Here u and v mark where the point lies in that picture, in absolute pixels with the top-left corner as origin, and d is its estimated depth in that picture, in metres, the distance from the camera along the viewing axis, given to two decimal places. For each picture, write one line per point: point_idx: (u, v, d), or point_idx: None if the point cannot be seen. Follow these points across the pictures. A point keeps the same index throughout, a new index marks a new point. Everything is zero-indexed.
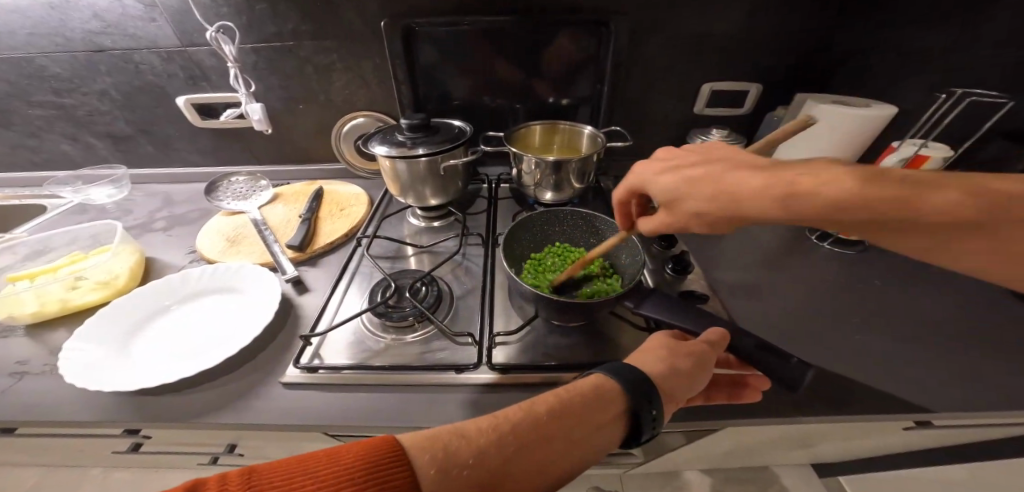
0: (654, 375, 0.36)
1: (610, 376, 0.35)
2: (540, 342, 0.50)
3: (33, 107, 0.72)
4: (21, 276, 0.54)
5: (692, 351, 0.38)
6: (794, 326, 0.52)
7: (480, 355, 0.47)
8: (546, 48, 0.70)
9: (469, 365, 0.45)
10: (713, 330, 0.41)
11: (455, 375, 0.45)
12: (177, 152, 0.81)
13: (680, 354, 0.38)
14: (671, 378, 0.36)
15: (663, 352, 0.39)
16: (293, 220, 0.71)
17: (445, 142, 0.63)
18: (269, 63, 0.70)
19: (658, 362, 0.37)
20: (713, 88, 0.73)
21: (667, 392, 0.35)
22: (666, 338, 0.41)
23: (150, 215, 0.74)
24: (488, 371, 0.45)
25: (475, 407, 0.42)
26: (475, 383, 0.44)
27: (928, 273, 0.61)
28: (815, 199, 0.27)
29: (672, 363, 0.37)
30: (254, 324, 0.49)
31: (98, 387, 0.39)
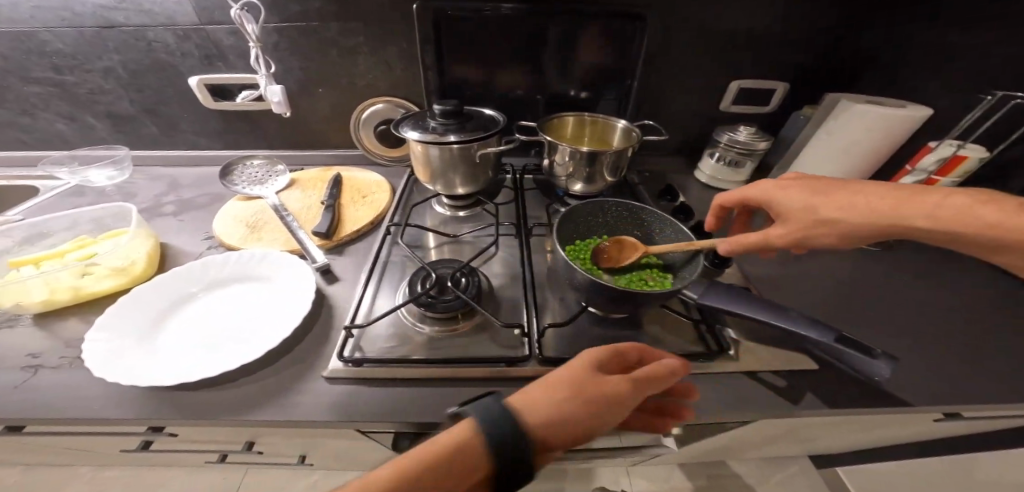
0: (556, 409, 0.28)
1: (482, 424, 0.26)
2: (586, 335, 0.49)
3: (26, 83, 0.66)
4: (24, 261, 0.50)
5: (608, 386, 0.30)
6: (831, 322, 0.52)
7: (529, 347, 0.46)
8: (578, 41, 0.69)
9: (519, 358, 0.44)
10: (659, 366, 0.33)
11: (505, 368, 0.44)
12: (184, 135, 0.76)
13: (597, 383, 0.30)
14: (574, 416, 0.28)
15: (577, 384, 0.30)
16: (314, 207, 0.68)
17: (478, 132, 0.61)
18: (292, 44, 0.68)
19: (555, 400, 0.29)
20: (741, 86, 0.73)
21: (574, 433, 0.28)
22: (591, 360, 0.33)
23: (155, 199, 0.69)
24: (536, 363, 0.44)
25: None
26: (527, 375, 0.43)
27: (941, 271, 0.64)
28: (887, 224, 0.33)
29: (580, 400, 0.29)
30: (290, 313, 0.46)
31: (131, 382, 0.36)
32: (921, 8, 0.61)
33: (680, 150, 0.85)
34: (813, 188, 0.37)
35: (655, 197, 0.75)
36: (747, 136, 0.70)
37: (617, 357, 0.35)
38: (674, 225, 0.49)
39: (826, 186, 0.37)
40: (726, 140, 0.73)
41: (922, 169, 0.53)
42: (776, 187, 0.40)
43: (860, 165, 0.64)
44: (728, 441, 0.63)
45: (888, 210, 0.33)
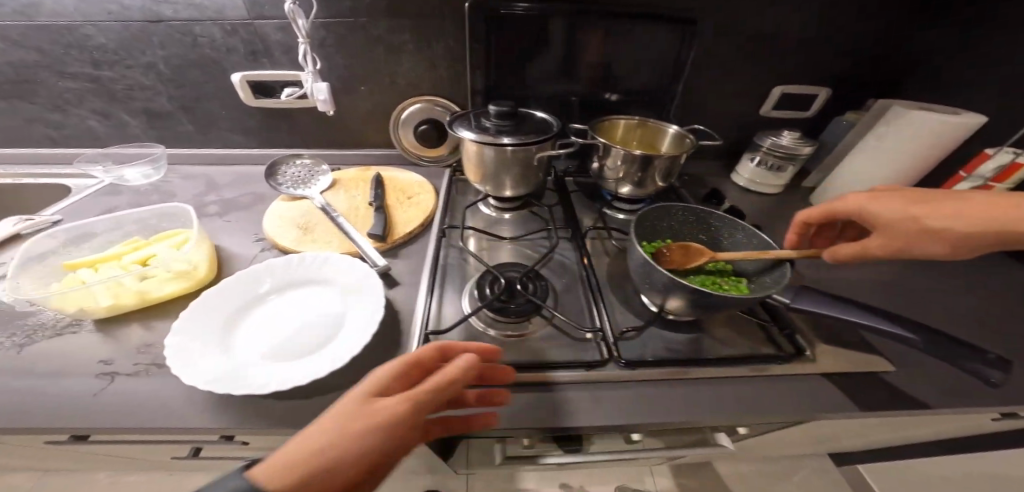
0: (322, 450, 0.20)
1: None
2: (658, 340, 0.49)
3: (61, 79, 0.63)
4: (80, 264, 0.48)
5: (401, 404, 0.24)
6: None
7: (604, 351, 0.46)
8: (630, 42, 0.68)
9: (598, 363, 0.44)
10: (445, 370, 0.27)
11: (587, 373, 0.43)
12: (219, 132, 0.74)
13: (345, 414, 0.22)
14: (362, 450, 0.21)
15: (359, 410, 0.23)
16: (361, 209, 0.67)
17: (533, 135, 0.60)
18: (339, 41, 0.66)
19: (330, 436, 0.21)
20: (784, 90, 0.73)
21: (366, 469, 0.21)
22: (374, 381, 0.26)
23: (195, 200, 0.67)
24: (616, 367, 0.44)
25: (615, 404, 0.41)
26: (610, 380, 0.43)
27: (975, 277, 0.66)
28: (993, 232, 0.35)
29: (375, 426, 0.22)
30: (365, 316, 0.46)
31: (227, 391, 0.35)
32: (975, 16, 0.61)
33: (717, 153, 0.86)
34: (908, 199, 0.38)
35: (698, 200, 0.76)
36: (792, 140, 0.71)
37: (407, 368, 0.28)
38: (745, 229, 0.49)
39: (930, 196, 0.38)
40: (768, 144, 0.75)
41: (977, 176, 0.56)
42: (875, 200, 0.40)
43: (905, 171, 0.65)
44: (773, 441, 0.65)
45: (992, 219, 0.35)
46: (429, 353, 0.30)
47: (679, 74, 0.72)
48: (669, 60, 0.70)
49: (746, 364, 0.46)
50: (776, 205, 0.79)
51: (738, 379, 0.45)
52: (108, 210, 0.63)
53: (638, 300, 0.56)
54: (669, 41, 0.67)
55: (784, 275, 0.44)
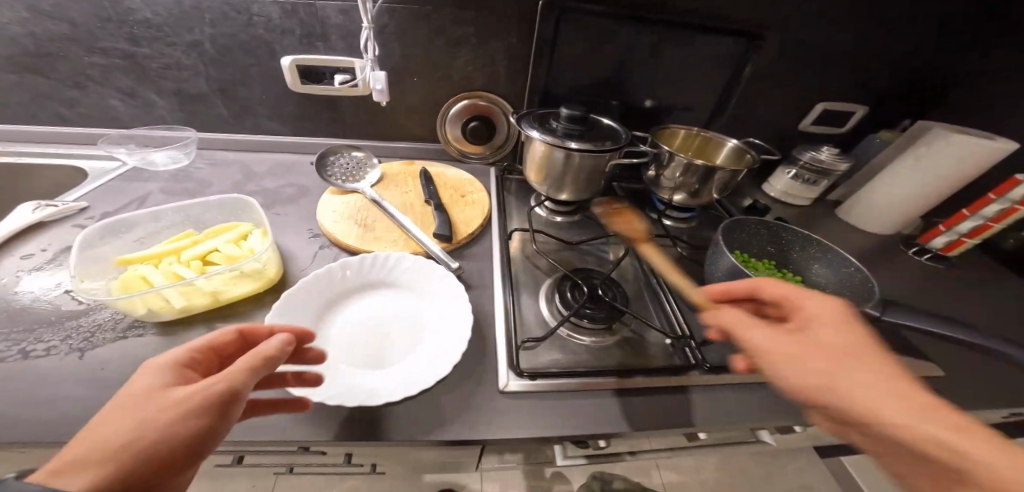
0: (122, 449, 0.22)
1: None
2: (730, 345, 0.53)
3: (89, 53, 0.57)
4: (137, 259, 0.45)
5: (208, 388, 0.25)
6: (916, 336, 0.59)
7: (685, 357, 0.49)
8: (694, 53, 0.68)
9: (685, 368, 0.47)
10: (260, 349, 0.30)
11: (674, 378, 0.46)
12: (255, 118, 0.68)
13: (136, 409, 0.23)
14: (177, 430, 0.23)
15: (151, 402, 0.24)
16: (417, 206, 0.65)
17: (603, 143, 0.58)
18: (401, 30, 0.63)
19: (111, 434, 0.22)
20: (826, 108, 0.77)
21: (186, 450, 0.24)
22: (169, 367, 0.27)
23: (235, 190, 0.63)
24: (701, 372, 0.47)
25: (703, 408, 0.45)
26: (697, 385, 0.46)
27: (976, 289, 0.74)
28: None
29: (183, 411, 0.24)
30: (455, 321, 0.46)
31: (359, 403, 0.36)
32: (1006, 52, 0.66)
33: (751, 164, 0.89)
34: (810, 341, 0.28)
35: (740, 209, 0.78)
36: (831, 157, 0.75)
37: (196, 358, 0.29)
38: (815, 239, 0.55)
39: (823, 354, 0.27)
40: (806, 159, 0.77)
41: (1006, 199, 0.66)
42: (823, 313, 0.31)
43: (933, 189, 0.72)
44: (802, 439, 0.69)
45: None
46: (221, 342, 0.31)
47: (733, 87, 0.73)
48: (726, 74, 0.71)
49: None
50: (805, 217, 0.83)
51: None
52: (140, 198, 0.58)
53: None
54: (730, 55, 0.69)
55: (864, 289, 0.48)
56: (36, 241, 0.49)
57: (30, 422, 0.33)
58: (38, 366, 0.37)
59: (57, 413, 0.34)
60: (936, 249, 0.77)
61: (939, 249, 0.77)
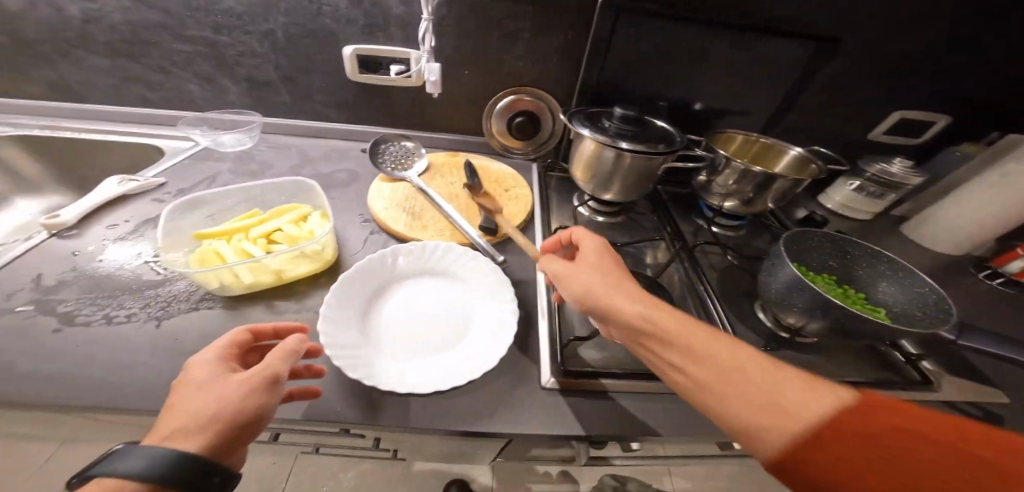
0: (209, 421, 0.26)
1: (121, 467, 0.22)
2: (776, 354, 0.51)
3: (176, 40, 0.61)
4: (210, 234, 0.48)
5: (251, 376, 0.28)
6: (992, 367, 0.54)
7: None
8: (761, 53, 0.64)
9: None
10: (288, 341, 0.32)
11: None
12: (314, 105, 0.71)
13: (200, 392, 0.27)
14: (237, 408, 0.27)
15: (206, 387, 0.28)
16: (462, 198, 0.66)
17: (656, 145, 0.56)
18: (458, 24, 0.64)
19: (183, 415, 0.26)
20: (902, 116, 0.71)
21: (249, 426, 0.27)
22: (216, 358, 0.31)
23: (293, 173, 0.66)
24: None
25: None
26: None
27: None
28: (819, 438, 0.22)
29: (235, 399, 0.27)
30: (497, 318, 0.47)
31: (410, 389, 0.38)
32: None
33: None
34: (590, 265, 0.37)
35: (795, 220, 0.74)
36: (903, 171, 0.69)
37: (235, 348, 0.32)
38: (887, 255, 0.51)
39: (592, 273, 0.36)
40: (873, 171, 0.72)
41: None
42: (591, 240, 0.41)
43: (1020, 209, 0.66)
44: None
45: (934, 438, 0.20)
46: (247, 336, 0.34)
47: (799, 91, 0.69)
48: (793, 76, 0.67)
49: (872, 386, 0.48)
50: (864, 231, 0.78)
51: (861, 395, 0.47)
52: (209, 177, 0.62)
53: (751, 317, 0.55)
54: (800, 57, 0.65)
55: (945, 310, 0.43)
56: (121, 213, 0.54)
57: (115, 383, 0.36)
58: (122, 331, 0.41)
59: (139, 376, 0.37)
60: (1010, 274, 0.70)
61: (1013, 274, 0.70)
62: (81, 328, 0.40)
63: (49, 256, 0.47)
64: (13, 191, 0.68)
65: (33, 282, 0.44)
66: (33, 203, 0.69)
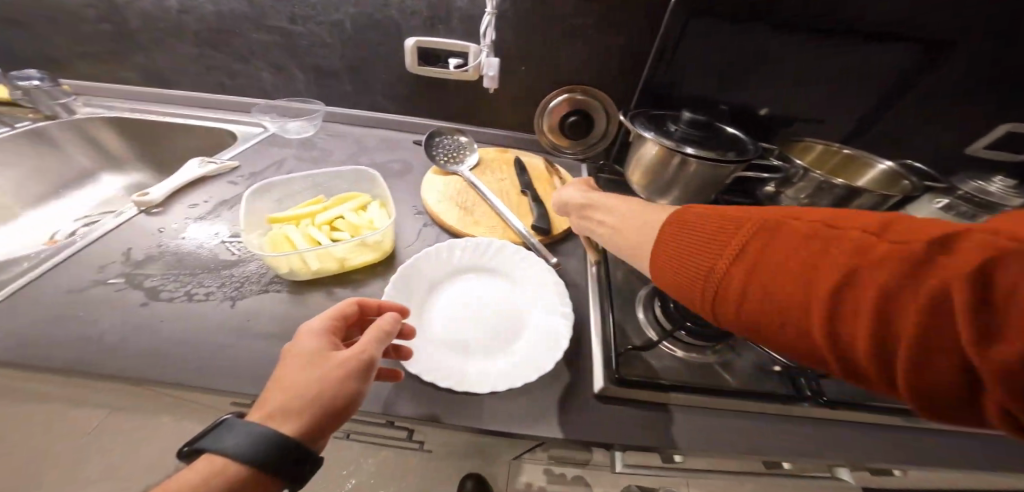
0: (311, 403, 0.29)
1: (224, 444, 0.26)
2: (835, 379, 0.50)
3: (254, 30, 0.64)
4: (280, 219, 0.50)
5: (345, 362, 0.31)
6: None
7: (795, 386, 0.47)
8: (850, 56, 0.59)
9: (792, 397, 0.45)
10: (377, 323, 0.34)
11: (779, 405, 0.45)
12: (374, 95, 0.73)
13: (301, 369, 0.30)
14: (333, 393, 0.29)
15: (308, 365, 0.30)
16: (513, 194, 0.65)
17: (725, 152, 0.53)
18: (523, 18, 0.63)
19: (287, 391, 0.29)
20: (1011, 129, 0.61)
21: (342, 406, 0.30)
22: (317, 334, 0.33)
23: (352, 162, 0.68)
24: (815, 404, 0.45)
25: (800, 441, 0.44)
26: (803, 413, 0.45)
27: None
28: (733, 239, 0.27)
29: (332, 384, 0.29)
30: (550, 322, 0.46)
31: (472, 389, 0.39)
32: None
33: None
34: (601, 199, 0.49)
35: None
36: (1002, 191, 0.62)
37: (334, 323, 0.35)
38: None
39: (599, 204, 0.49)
40: (967, 188, 0.61)
41: None
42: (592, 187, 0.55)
43: None
44: None
45: (822, 223, 0.24)
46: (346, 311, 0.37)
47: (891, 98, 0.62)
48: (885, 80, 0.61)
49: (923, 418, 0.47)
50: None
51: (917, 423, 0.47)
52: (276, 163, 0.65)
53: None
54: (895, 60, 0.58)
55: None
56: (199, 193, 0.57)
57: (200, 359, 0.39)
58: (203, 308, 0.44)
59: (217, 353, 0.40)
60: None
61: None
62: (166, 303, 0.44)
63: (138, 232, 0.51)
64: (103, 167, 0.74)
65: (125, 255, 0.48)
66: (119, 179, 0.75)
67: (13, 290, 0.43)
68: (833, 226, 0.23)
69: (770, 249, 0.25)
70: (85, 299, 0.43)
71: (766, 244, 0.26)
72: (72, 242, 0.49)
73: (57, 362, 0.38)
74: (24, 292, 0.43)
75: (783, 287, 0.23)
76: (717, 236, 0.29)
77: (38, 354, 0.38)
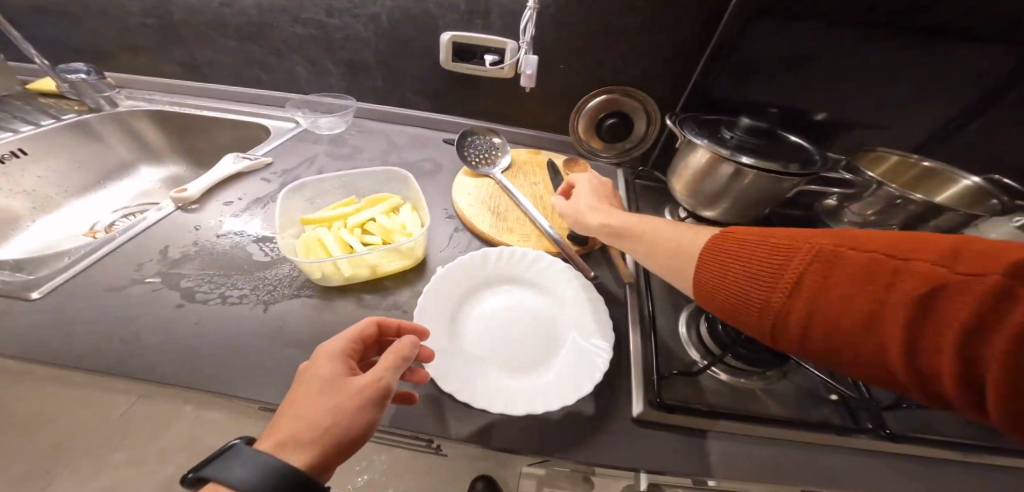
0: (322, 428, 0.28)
1: (233, 476, 0.24)
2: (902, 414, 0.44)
3: (290, 23, 0.63)
4: (313, 220, 0.49)
5: (363, 389, 0.30)
6: None
7: (852, 417, 0.42)
8: (933, 58, 0.53)
9: (852, 430, 0.40)
10: (396, 346, 0.33)
11: (835, 437, 0.40)
12: (406, 92, 0.71)
13: (319, 393, 0.29)
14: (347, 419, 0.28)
15: (325, 391, 0.29)
16: (546, 200, 0.62)
17: (787, 163, 0.48)
18: (566, 11, 0.59)
19: (301, 418, 0.28)
20: None
21: (352, 433, 0.28)
22: (335, 356, 0.32)
23: (383, 159, 0.66)
24: (876, 438, 0.40)
25: (863, 478, 0.39)
26: (863, 448, 0.40)
27: None
28: (779, 264, 0.28)
29: (347, 413, 0.29)
30: (587, 341, 0.43)
31: (503, 409, 0.36)
32: None
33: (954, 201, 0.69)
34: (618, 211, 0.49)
35: None
36: None
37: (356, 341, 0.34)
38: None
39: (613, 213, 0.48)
40: None
41: None
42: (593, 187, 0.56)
43: None
44: None
45: (877, 250, 0.24)
46: (369, 330, 0.35)
47: (978, 104, 0.55)
48: (973, 86, 0.54)
49: (1004, 458, 0.42)
50: None
51: (1004, 472, 0.41)
52: (308, 159, 0.64)
53: None
54: (987, 63, 0.52)
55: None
56: (234, 190, 0.57)
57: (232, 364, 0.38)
58: (235, 310, 0.43)
59: (250, 358, 0.39)
60: None
61: None
62: (201, 304, 0.43)
63: (174, 229, 0.51)
64: (142, 159, 0.76)
65: (161, 253, 0.48)
66: (156, 172, 0.76)
67: (56, 286, 0.44)
68: (893, 253, 0.23)
69: (832, 277, 0.25)
70: (123, 298, 0.43)
71: (827, 272, 0.26)
72: (110, 238, 0.49)
73: (96, 361, 0.38)
74: (67, 287, 0.44)
75: (845, 317, 0.24)
76: (770, 261, 0.29)
77: (80, 353, 0.38)
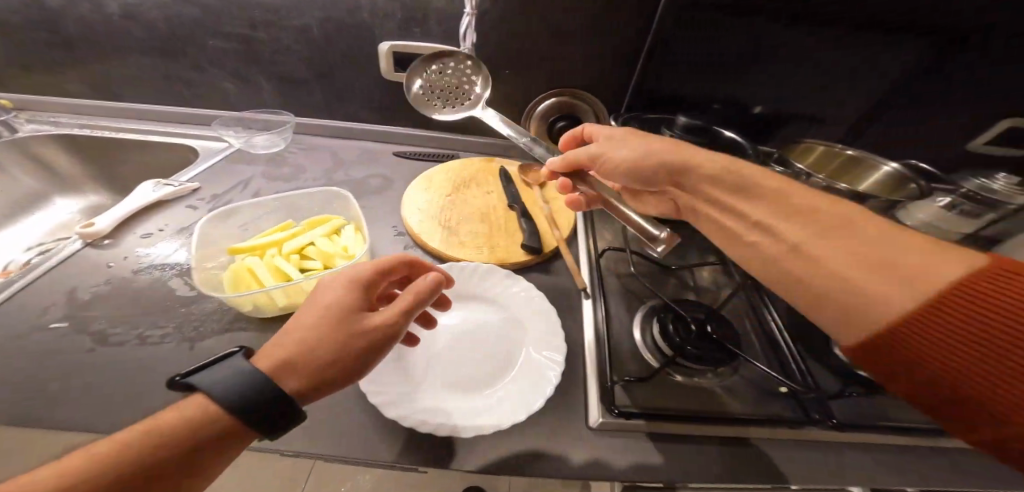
0: (322, 356, 0.26)
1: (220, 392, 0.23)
2: (849, 400, 0.46)
3: (212, 37, 0.59)
4: (244, 248, 0.46)
5: (376, 328, 0.29)
6: None
7: (802, 409, 0.43)
8: (855, 54, 0.56)
9: (803, 422, 0.41)
10: (415, 287, 0.32)
11: (786, 429, 0.41)
12: (347, 104, 0.68)
13: (326, 321, 0.28)
14: (348, 352, 0.27)
15: (332, 320, 0.28)
16: (499, 210, 0.61)
17: None
18: (504, 16, 0.58)
19: (306, 336, 0.27)
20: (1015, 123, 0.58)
21: (349, 367, 0.27)
22: (354, 285, 0.31)
23: (327, 178, 0.63)
24: (824, 429, 0.41)
25: (813, 468, 0.40)
26: (816, 439, 0.41)
27: None
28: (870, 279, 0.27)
29: (350, 354, 0.27)
30: (541, 349, 0.43)
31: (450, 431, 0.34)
32: None
33: None
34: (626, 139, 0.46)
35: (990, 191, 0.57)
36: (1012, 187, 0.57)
37: (380, 275, 0.34)
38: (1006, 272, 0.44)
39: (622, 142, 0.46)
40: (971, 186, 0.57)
41: None
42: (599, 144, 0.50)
43: None
44: None
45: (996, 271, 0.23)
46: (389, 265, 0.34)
47: (894, 98, 0.59)
48: (887, 79, 0.57)
49: (941, 435, 0.44)
50: None
51: (941, 449, 0.43)
52: (242, 182, 0.60)
53: (822, 355, 0.51)
54: (898, 58, 0.55)
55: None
56: (155, 221, 0.53)
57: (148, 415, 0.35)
58: (154, 352, 0.39)
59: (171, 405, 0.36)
60: None
61: None
62: (115, 347, 0.39)
63: (85, 268, 0.46)
64: (57, 189, 0.69)
65: (68, 296, 0.43)
66: (75, 202, 0.70)
67: None
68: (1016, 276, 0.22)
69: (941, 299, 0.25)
70: (19, 349, 0.38)
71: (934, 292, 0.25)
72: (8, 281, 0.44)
73: None
74: None
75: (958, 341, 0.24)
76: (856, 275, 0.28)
77: None
